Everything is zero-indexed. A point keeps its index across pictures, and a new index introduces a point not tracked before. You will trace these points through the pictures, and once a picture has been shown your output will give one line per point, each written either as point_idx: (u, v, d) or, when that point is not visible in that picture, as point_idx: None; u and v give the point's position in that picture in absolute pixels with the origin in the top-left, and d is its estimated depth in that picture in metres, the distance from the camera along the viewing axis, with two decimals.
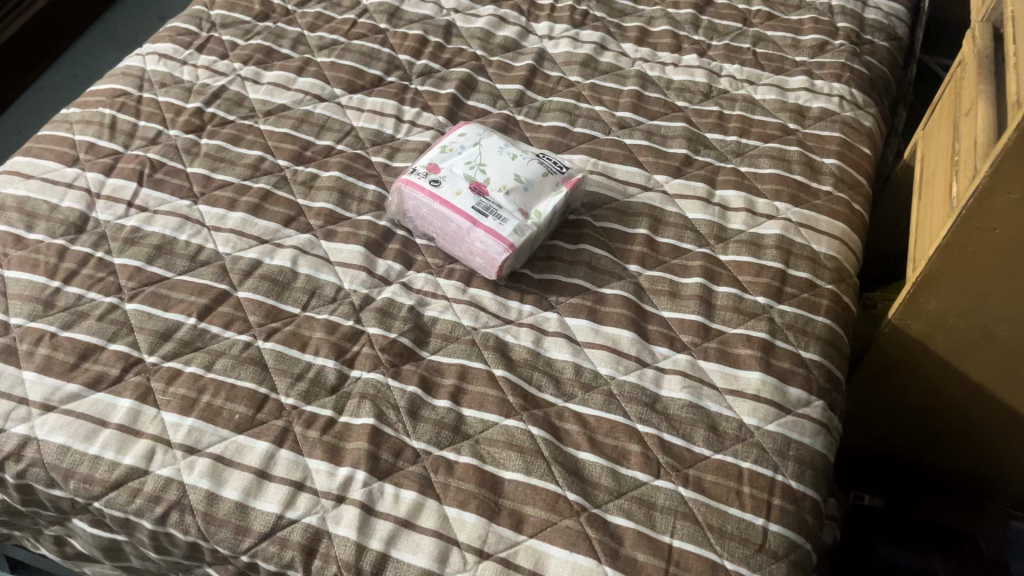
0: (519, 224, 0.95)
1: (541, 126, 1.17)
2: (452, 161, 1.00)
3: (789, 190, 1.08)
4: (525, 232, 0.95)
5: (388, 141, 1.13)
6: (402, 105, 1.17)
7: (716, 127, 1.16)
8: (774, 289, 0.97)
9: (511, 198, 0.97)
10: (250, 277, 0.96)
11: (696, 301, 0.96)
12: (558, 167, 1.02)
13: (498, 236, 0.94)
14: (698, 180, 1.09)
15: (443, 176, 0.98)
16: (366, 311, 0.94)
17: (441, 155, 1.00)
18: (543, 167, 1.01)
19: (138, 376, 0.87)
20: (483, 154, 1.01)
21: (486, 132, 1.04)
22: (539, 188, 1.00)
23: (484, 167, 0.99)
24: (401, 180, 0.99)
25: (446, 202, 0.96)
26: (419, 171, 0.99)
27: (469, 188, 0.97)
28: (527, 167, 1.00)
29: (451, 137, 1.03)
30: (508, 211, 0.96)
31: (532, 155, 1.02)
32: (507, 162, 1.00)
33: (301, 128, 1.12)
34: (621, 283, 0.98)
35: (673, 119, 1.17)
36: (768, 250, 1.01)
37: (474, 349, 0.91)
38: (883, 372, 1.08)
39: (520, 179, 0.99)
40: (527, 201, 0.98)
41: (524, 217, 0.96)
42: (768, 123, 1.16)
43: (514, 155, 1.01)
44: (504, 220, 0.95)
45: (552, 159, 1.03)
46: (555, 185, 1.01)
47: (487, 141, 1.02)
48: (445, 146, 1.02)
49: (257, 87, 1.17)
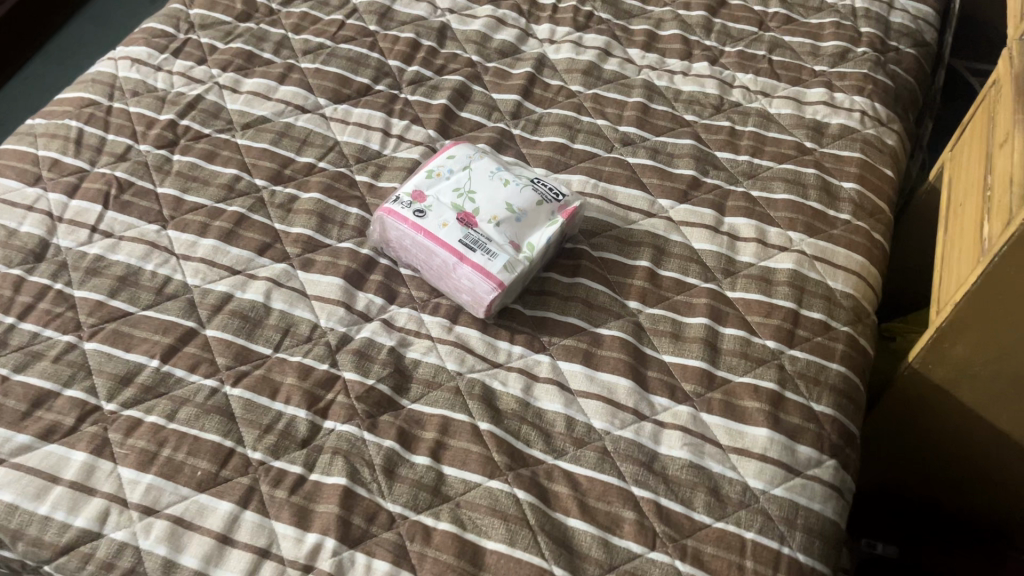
0: (510, 259, 0.88)
1: (538, 141, 1.09)
2: (439, 188, 0.92)
3: (804, 218, 1.00)
4: (515, 269, 0.88)
5: (373, 157, 1.05)
6: (390, 117, 1.09)
7: (727, 145, 1.08)
8: (785, 332, 0.90)
9: (502, 230, 0.90)
10: (220, 313, 0.89)
11: (699, 344, 0.89)
12: (554, 194, 0.94)
13: (486, 274, 0.86)
14: (706, 206, 1.01)
15: (429, 205, 0.90)
16: (343, 353, 0.87)
17: (427, 181, 0.93)
18: (538, 194, 0.93)
19: (95, 426, 0.81)
20: (473, 180, 0.93)
21: (476, 155, 0.96)
22: (533, 219, 0.92)
23: (473, 195, 0.92)
24: (384, 209, 0.91)
25: (431, 234, 0.88)
26: (402, 200, 0.91)
27: (457, 218, 0.90)
28: (520, 195, 0.93)
29: (439, 160, 0.95)
30: (498, 245, 0.89)
31: (526, 181, 0.94)
32: (499, 190, 0.93)
33: (281, 143, 1.05)
34: (619, 322, 0.91)
35: (681, 136, 1.09)
36: (780, 287, 0.93)
37: (458, 398, 0.84)
38: (901, 417, 1.01)
39: (512, 209, 0.91)
40: (519, 232, 0.91)
41: (515, 251, 0.89)
42: (783, 141, 1.08)
43: (506, 181, 0.93)
44: (494, 255, 0.87)
45: (547, 184, 0.95)
46: (550, 215, 0.93)
47: (477, 165, 0.95)
48: (432, 171, 0.94)
49: (236, 96, 1.09)
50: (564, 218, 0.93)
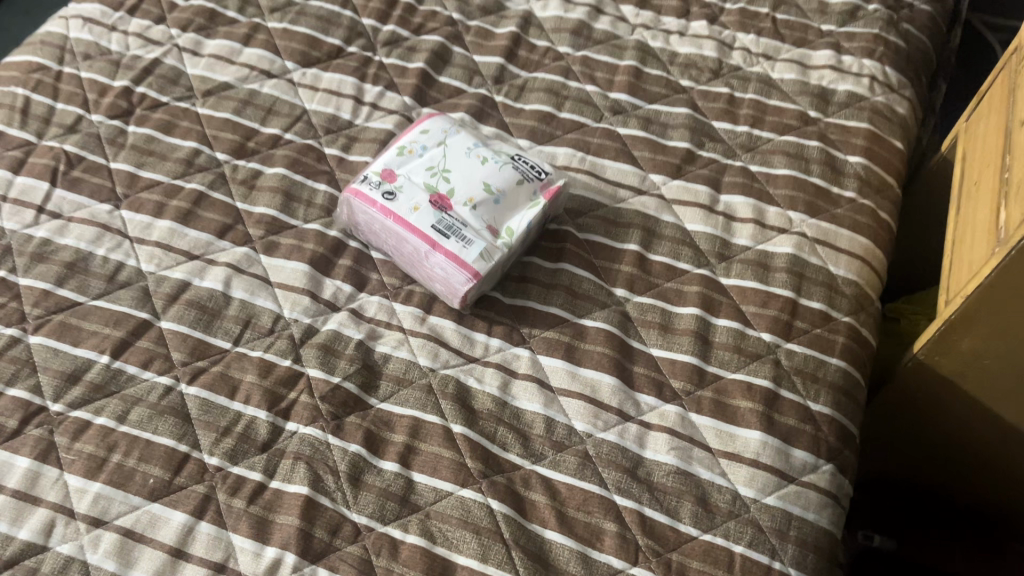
0: (486, 247, 0.81)
1: (522, 109, 1.01)
2: (411, 167, 0.85)
3: (806, 196, 0.93)
4: (492, 257, 0.81)
5: (344, 128, 0.98)
6: (362, 83, 1.02)
7: (725, 114, 1.00)
8: (782, 324, 0.84)
9: (478, 213, 0.83)
10: (176, 303, 0.83)
11: (690, 337, 0.83)
12: (535, 171, 0.88)
13: (461, 263, 0.80)
14: (701, 182, 0.94)
15: (400, 185, 0.84)
16: (307, 348, 0.81)
17: (397, 158, 0.86)
18: (518, 173, 0.87)
19: (40, 429, 0.75)
20: (448, 157, 0.86)
21: (451, 128, 0.89)
22: (512, 200, 0.85)
23: (447, 174, 0.85)
24: (350, 189, 0.84)
25: (401, 219, 0.82)
26: (370, 180, 0.84)
27: (430, 201, 0.83)
28: (498, 174, 0.86)
29: (411, 134, 0.88)
30: (474, 230, 0.82)
31: (505, 158, 0.87)
32: (476, 169, 0.86)
33: (244, 113, 0.97)
34: (604, 312, 0.85)
35: (675, 104, 1.01)
36: (778, 274, 0.87)
37: (430, 397, 0.79)
38: (906, 404, 0.95)
39: (489, 190, 0.84)
40: (497, 216, 0.84)
41: (492, 237, 0.83)
42: (786, 110, 1.00)
43: (483, 159, 0.86)
44: (469, 242, 0.81)
45: (528, 161, 0.88)
46: (531, 195, 0.87)
47: (452, 140, 0.87)
48: (402, 146, 0.87)
49: (196, 60, 1.01)
50: (546, 199, 0.86)
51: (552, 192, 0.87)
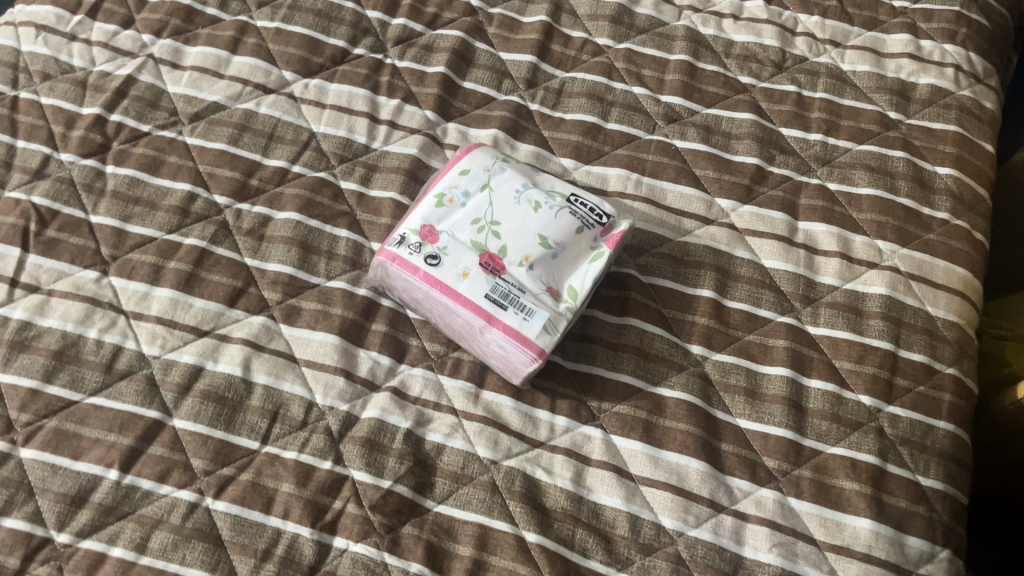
0: (550, 316, 0.70)
1: (563, 120, 0.88)
2: (453, 220, 0.73)
3: (895, 220, 0.82)
4: (557, 328, 0.70)
5: (361, 154, 0.84)
6: (375, 95, 0.87)
7: (795, 118, 0.88)
8: (882, 384, 0.74)
9: (536, 274, 0.71)
10: (189, 395, 0.71)
11: (781, 405, 0.73)
12: (595, 213, 0.75)
13: (523, 340, 0.69)
14: (775, 206, 0.83)
15: (443, 246, 0.71)
16: (348, 444, 0.70)
17: (436, 210, 0.73)
18: (576, 218, 0.74)
19: (46, 567, 0.64)
20: (495, 205, 0.74)
21: (493, 166, 0.76)
22: (572, 252, 0.73)
23: (496, 228, 0.72)
24: (384, 252, 0.72)
25: (449, 289, 0.70)
26: (408, 240, 0.72)
27: (481, 264, 0.71)
28: (555, 222, 0.73)
29: (449, 177, 0.75)
30: (533, 296, 0.71)
31: (560, 200, 0.75)
32: (528, 217, 0.73)
33: (242, 141, 0.83)
34: (683, 378, 0.74)
35: (736, 107, 0.88)
36: (873, 321, 0.77)
37: (495, 497, 0.68)
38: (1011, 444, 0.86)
39: (546, 243, 0.72)
40: (557, 274, 0.72)
41: (554, 303, 0.71)
42: (863, 111, 0.88)
43: (535, 204, 0.74)
44: (529, 313, 0.69)
45: (586, 201, 0.76)
46: (592, 243, 0.75)
47: (496, 182, 0.75)
48: (439, 194, 0.74)
49: (177, 75, 0.86)
50: (610, 248, 0.74)
51: (616, 238, 0.75)
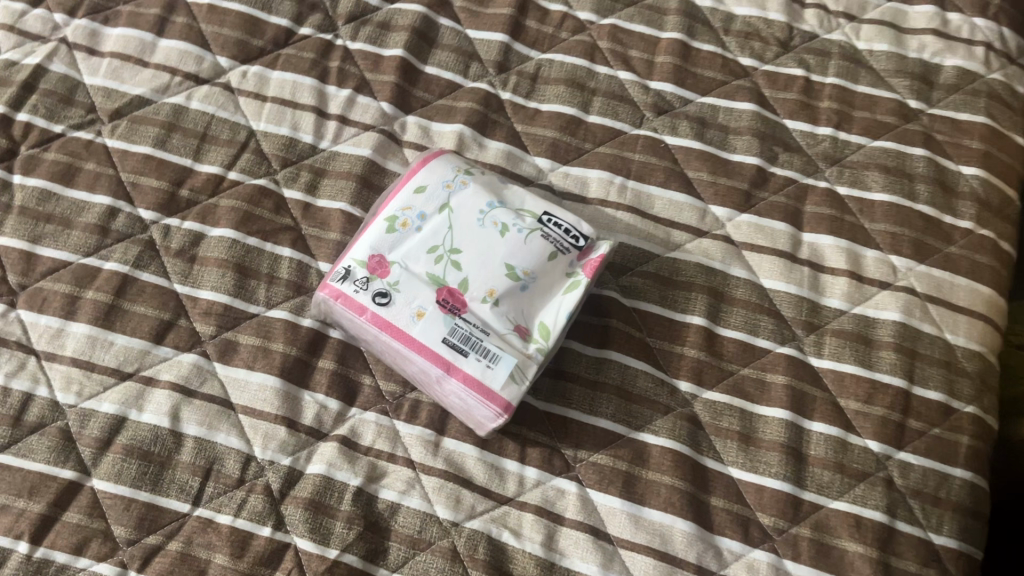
0: (518, 361, 0.61)
1: (538, 112, 0.77)
2: (407, 249, 0.63)
3: (912, 231, 0.72)
4: (526, 375, 0.61)
5: (307, 157, 0.74)
6: (324, 84, 0.77)
7: (801, 109, 0.77)
8: (892, 427, 0.66)
9: (502, 311, 0.62)
10: (109, 451, 0.63)
11: (779, 453, 0.65)
12: (570, 235, 0.65)
13: (485, 391, 0.60)
14: (778, 214, 0.73)
15: (394, 281, 0.62)
16: (291, 506, 0.62)
17: (388, 237, 0.64)
18: (549, 241, 0.64)
19: None
20: (454, 230, 0.64)
21: (454, 181, 0.66)
22: (544, 282, 0.64)
23: (456, 257, 0.63)
24: (327, 288, 0.63)
25: (401, 333, 0.61)
26: (354, 274, 0.62)
27: (438, 302, 0.62)
28: (524, 248, 0.64)
29: (403, 197, 0.65)
30: (498, 338, 0.61)
31: (530, 220, 0.65)
32: (493, 243, 0.64)
33: (170, 143, 0.73)
34: (669, 421, 0.66)
35: (736, 95, 0.78)
36: (884, 354, 0.68)
37: (455, 566, 0.61)
38: None
39: (514, 274, 0.63)
40: (526, 309, 0.63)
41: (523, 345, 0.62)
42: (879, 100, 0.77)
43: (500, 227, 0.64)
44: (493, 358, 0.60)
45: (560, 220, 0.66)
46: (567, 269, 0.65)
47: (455, 202, 0.65)
48: (391, 217, 0.65)
49: (94, 63, 0.75)
50: (588, 276, 0.65)
51: (595, 263, 0.65)
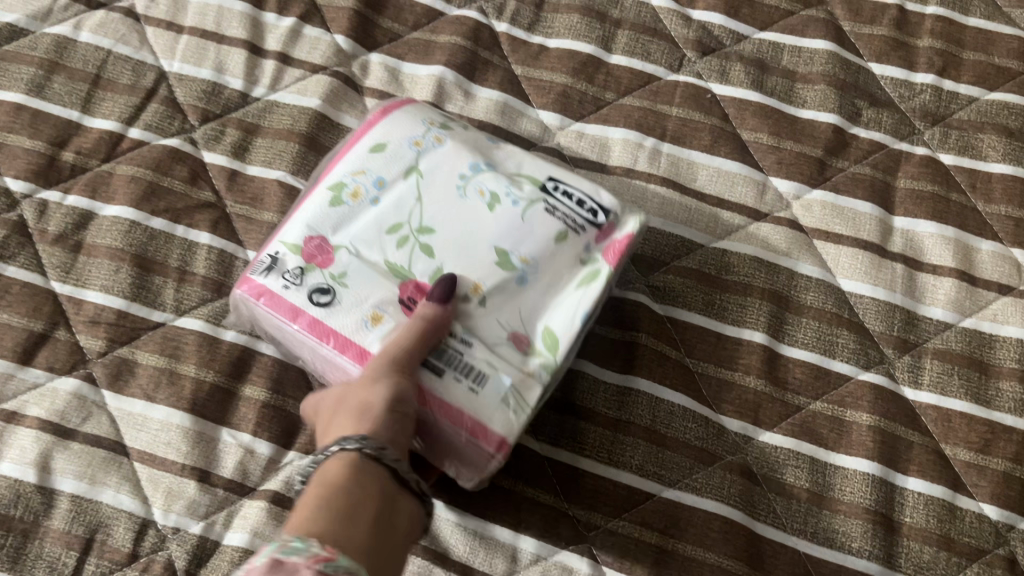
0: (513, 381, 0.43)
1: (544, 50, 0.59)
2: (358, 230, 0.46)
3: None
4: (528, 401, 0.43)
5: (235, 108, 0.56)
6: (259, 11, 0.59)
7: (893, 49, 0.59)
8: (1017, 489, 0.49)
9: (492, 313, 0.44)
10: None
11: (863, 522, 0.48)
12: (585, 209, 0.47)
13: (467, 424, 0.42)
14: (863, 191, 0.55)
15: (340, 272, 0.44)
16: None
17: (331, 212, 0.46)
18: (555, 217, 0.46)
19: None
20: (425, 203, 0.46)
21: (424, 138, 0.49)
22: (551, 271, 0.45)
23: (426, 240, 0.45)
24: (244, 283, 0.45)
25: (349, 344, 0.43)
26: (284, 265, 0.44)
27: (400, 301, 0.44)
28: (521, 227, 0.46)
29: (352, 159, 0.48)
30: (487, 349, 0.43)
31: (529, 190, 0.47)
32: (477, 219, 0.46)
33: (51, 89, 0.55)
34: (714, 475, 0.49)
35: (806, 30, 0.59)
36: (1004, 386, 0.51)
37: None
38: None
39: (507, 261, 0.45)
40: (526, 309, 0.45)
41: (523, 358, 0.44)
42: (997, 37, 0.59)
43: (488, 197, 0.46)
44: (478, 378, 0.42)
45: (571, 190, 0.48)
46: (582, 254, 0.47)
47: (426, 164, 0.47)
48: (337, 184, 0.47)
49: None
50: (611, 263, 0.46)
51: (619, 246, 0.47)
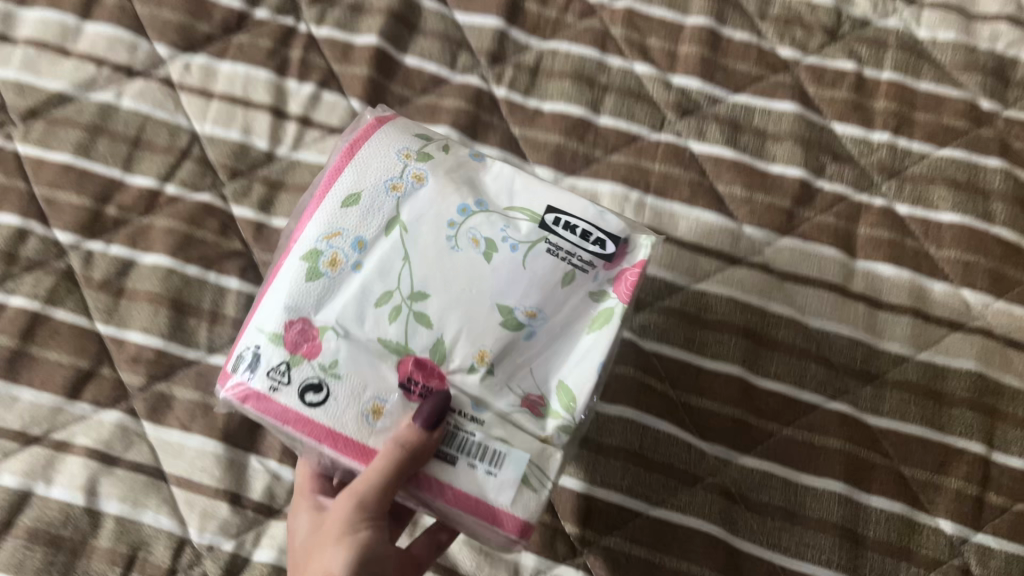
0: (531, 456, 0.43)
1: (538, 112, 0.65)
2: (341, 305, 0.45)
3: (989, 261, 0.60)
4: (551, 468, 0.43)
5: (260, 166, 0.62)
6: (282, 78, 0.64)
7: (853, 110, 0.65)
8: (968, 504, 0.54)
9: (503, 381, 0.44)
10: (9, 536, 0.51)
11: (830, 536, 0.53)
12: (587, 239, 0.46)
13: (488, 511, 0.43)
14: (826, 238, 0.61)
15: (330, 362, 0.44)
16: None
17: (309, 288, 0.45)
18: (557, 258, 0.45)
19: None
20: (413, 263, 0.45)
21: (402, 177, 0.47)
22: (560, 320, 0.45)
23: (420, 309, 0.44)
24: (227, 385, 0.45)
25: (355, 446, 0.43)
26: (276, 365, 0.44)
27: (399, 385, 0.44)
28: (521, 275, 0.45)
29: (324, 217, 0.46)
30: (501, 422, 0.44)
31: (524, 227, 0.46)
32: (474, 276, 0.45)
33: (96, 150, 0.61)
34: (696, 495, 0.54)
35: (775, 93, 0.65)
36: (956, 413, 0.56)
37: None
38: None
39: (513, 319, 0.44)
40: (537, 368, 0.44)
41: (540, 424, 0.44)
42: (947, 100, 0.65)
43: (482, 245, 0.45)
44: (494, 460, 0.43)
45: (569, 218, 0.46)
46: (591, 289, 0.46)
47: (405, 214, 0.46)
48: (310, 252, 0.45)
49: (7, 52, 0.63)
50: (621, 297, 0.45)
51: (630, 281, 0.46)
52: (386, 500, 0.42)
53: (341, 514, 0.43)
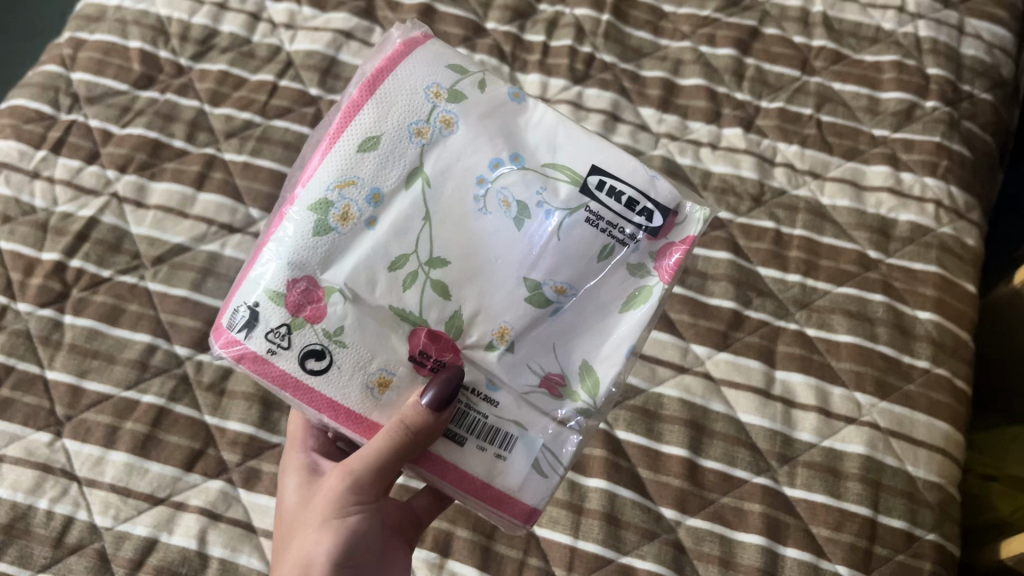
0: (544, 440, 0.55)
1: None
2: (352, 269, 0.54)
3: (875, 372, 0.80)
4: (562, 453, 0.55)
5: None
6: None
7: (772, 258, 0.86)
8: (860, 553, 0.72)
9: (530, 359, 0.55)
10: (142, 571, 0.69)
11: None
12: (629, 210, 0.55)
13: (492, 495, 0.54)
14: (752, 354, 0.81)
15: (335, 329, 0.53)
16: None
17: (320, 241, 0.53)
18: (594, 228, 0.54)
19: None
20: (433, 224, 0.54)
21: (431, 122, 0.55)
22: (590, 297, 0.55)
23: (438, 276, 0.54)
24: (228, 343, 0.54)
25: (358, 419, 0.54)
26: (275, 326, 0.53)
27: (412, 358, 0.54)
28: (548, 248, 0.54)
29: (343, 172, 0.54)
30: (526, 401, 0.55)
31: (556, 189, 0.55)
32: (501, 242, 0.54)
33: (205, 286, 0.81)
34: (655, 546, 0.72)
35: (713, 245, 0.86)
36: (851, 484, 0.75)
37: None
38: None
39: (540, 295, 0.54)
40: (560, 350, 0.55)
41: (560, 401, 0.55)
42: (842, 251, 0.86)
43: (512, 208, 0.54)
44: (506, 445, 0.55)
45: (612, 189, 0.55)
46: (632, 265, 0.55)
47: (430, 167, 0.55)
48: (323, 203, 0.54)
49: (141, 214, 0.84)
50: (663, 283, 0.55)
51: (672, 258, 0.55)
52: (373, 481, 0.55)
53: (335, 496, 0.55)
